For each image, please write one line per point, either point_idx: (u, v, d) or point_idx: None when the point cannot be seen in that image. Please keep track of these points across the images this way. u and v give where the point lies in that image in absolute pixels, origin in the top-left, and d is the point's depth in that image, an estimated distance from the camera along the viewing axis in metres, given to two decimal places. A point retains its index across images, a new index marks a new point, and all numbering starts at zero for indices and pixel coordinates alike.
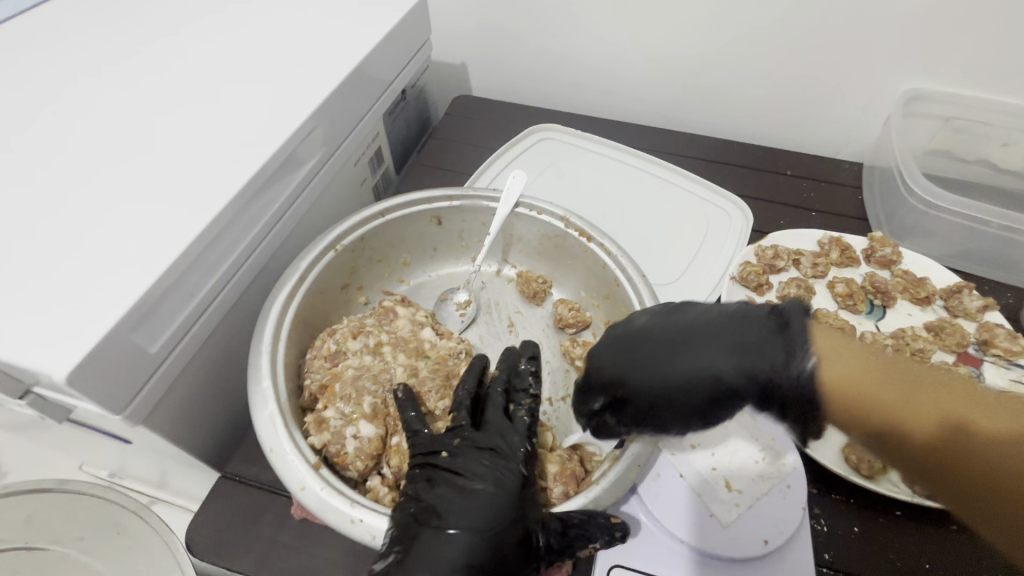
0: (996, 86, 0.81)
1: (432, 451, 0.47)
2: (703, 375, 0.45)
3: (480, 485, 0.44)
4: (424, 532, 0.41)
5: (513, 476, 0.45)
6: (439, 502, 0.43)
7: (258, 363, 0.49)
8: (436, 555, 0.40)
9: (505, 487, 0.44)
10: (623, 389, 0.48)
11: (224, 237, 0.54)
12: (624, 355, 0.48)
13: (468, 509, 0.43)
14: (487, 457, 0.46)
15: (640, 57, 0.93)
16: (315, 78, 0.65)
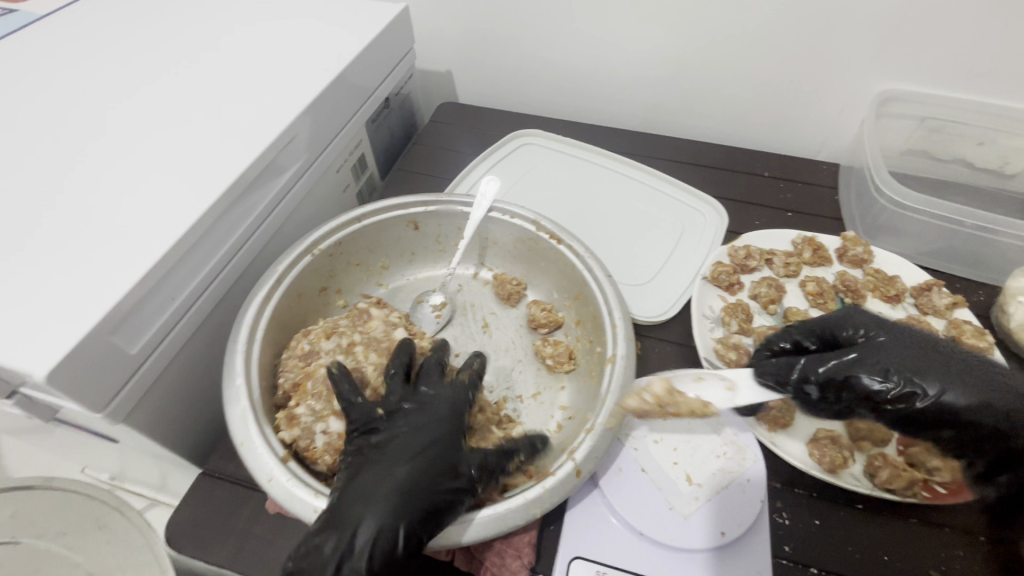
0: (966, 88, 0.82)
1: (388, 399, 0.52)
2: (931, 370, 0.52)
3: (403, 431, 0.48)
4: (364, 466, 0.46)
5: (445, 422, 0.50)
6: (379, 439, 0.48)
7: (232, 362, 0.51)
8: (373, 479, 0.45)
9: (430, 431, 0.48)
10: (893, 351, 0.54)
11: (203, 242, 0.56)
12: (884, 328, 0.57)
13: (400, 447, 0.47)
14: (420, 409, 0.50)
15: (619, 62, 0.95)
16: (299, 86, 0.68)
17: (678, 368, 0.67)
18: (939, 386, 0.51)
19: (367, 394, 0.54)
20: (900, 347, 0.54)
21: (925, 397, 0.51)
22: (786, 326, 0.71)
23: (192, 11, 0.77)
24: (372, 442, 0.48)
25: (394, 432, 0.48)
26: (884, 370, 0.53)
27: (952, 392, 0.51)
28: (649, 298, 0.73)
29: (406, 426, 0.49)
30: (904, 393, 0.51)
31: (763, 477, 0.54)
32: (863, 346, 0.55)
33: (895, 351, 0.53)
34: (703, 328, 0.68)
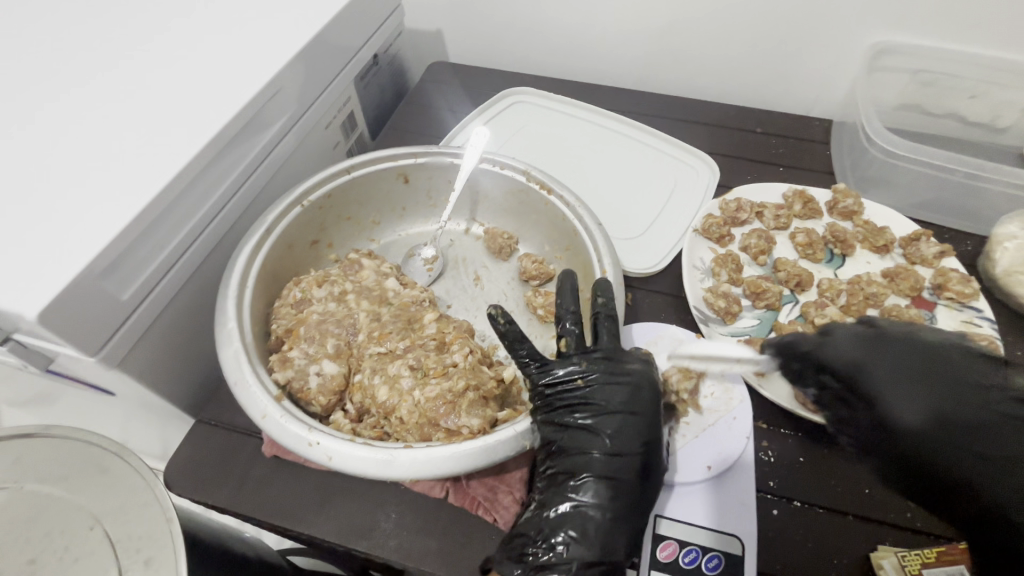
0: (960, 39, 0.81)
1: (567, 406, 0.51)
2: (969, 442, 0.41)
3: (632, 408, 0.50)
4: (571, 465, 0.49)
5: (650, 393, 0.52)
6: (574, 437, 0.50)
7: (223, 307, 0.52)
8: (580, 482, 0.48)
9: (651, 407, 0.51)
10: (894, 393, 0.43)
11: (191, 192, 0.56)
12: (875, 353, 0.45)
13: (596, 440, 0.50)
14: (609, 388, 0.51)
15: (610, 17, 0.93)
16: (283, 35, 0.66)
17: (667, 317, 0.68)
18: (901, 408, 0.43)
19: (360, 339, 0.54)
20: (893, 357, 0.45)
21: (970, 480, 0.41)
22: (775, 276, 0.71)
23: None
24: (569, 439, 0.50)
25: (591, 423, 0.50)
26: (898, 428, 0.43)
27: (1015, 485, 0.40)
28: (640, 251, 0.73)
29: (603, 416, 0.50)
30: (951, 480, 0.41)
31: (750, 416, 0.56)
32: (876, 394, 0.44)
33: (900, 372, 0.44)
34: (693, 278, 0.69)
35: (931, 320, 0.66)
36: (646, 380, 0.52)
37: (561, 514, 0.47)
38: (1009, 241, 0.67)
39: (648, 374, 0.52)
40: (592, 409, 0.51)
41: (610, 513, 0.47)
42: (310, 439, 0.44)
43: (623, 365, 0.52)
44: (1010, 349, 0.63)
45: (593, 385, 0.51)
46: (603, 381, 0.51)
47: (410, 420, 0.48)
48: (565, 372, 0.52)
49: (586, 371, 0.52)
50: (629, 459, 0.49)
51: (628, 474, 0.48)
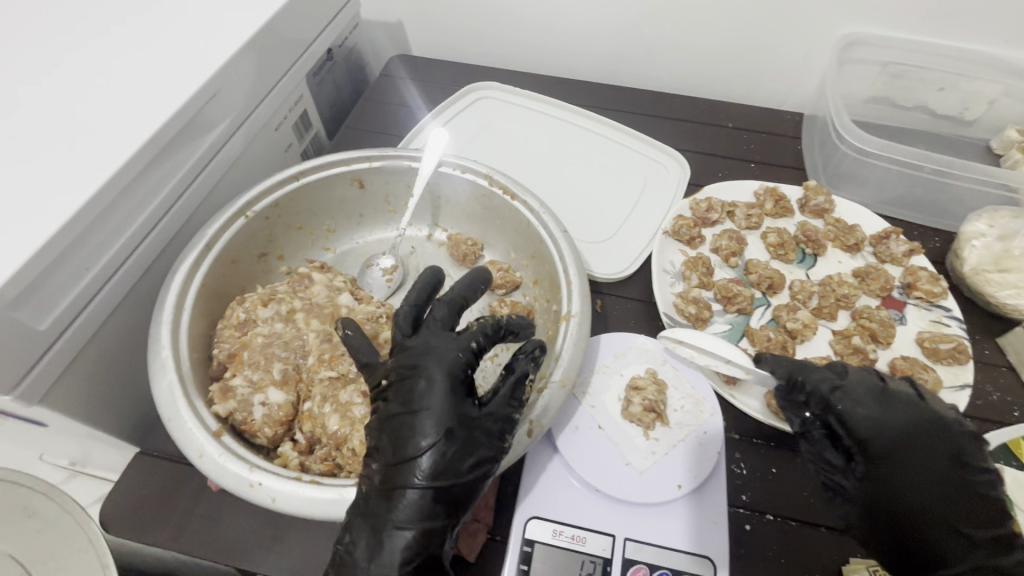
0: (929, 32, 0.80)
1: (394, 397, 0.44)
2: (938, 494, 0.45)
3: (432, 400, 0.42)
4: (395, 470, 0.41)
5: (448, 381, 0.43)
6: (395, 435, 0.42)
7: (157, 333, 0.48)
8: (400, 487, 0.40)
9: (445, 397, 0.43)
10: (871, 421, 0.48)
11: (120, 207, 0.51)
12: (881, 407, 0.49)
13: (412, 438, 0.41)
14: (411, 382, 0.43)
15: (576, 8, 0.89)
16: (223, 28, 0.61)
17: (638, 325, 0.65)
18: (872, 416, 0.48)
19: (309, 362, 0.51)
20: (874, 403, 0.49)
21: (931, 534, 0.44)
22: (746, 278, 0.70)
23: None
24: (391, 433, 0.42)
25: (406, 420, 0.42)
26: (887, 466, 0.47)
27: (962, 546, 0.43)
28: (610, 255, 0.71)
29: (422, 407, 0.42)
30: (915, 525, 0.44)
31: (720, 430, 0.54)
32: (868, 439, 0.48)
33: (879, 414, 0.48)
34: (663, 283, 0.67)
35: (900, 321, 0.66)
36: (436, 366, 0.44)
37: (383, 522, 0.39)
38: (976, 239, 0.67)
39: (441, 360, 0.44)
40: (401, 405, 0.43)
41: (428, 516, 0.40)
42: (253, 482, 0.41)
43: (432, 356, 0.45)
44: (977, 349, 0.63)
45: (390, 384, 0.44)
46: (397, 379, 0.44)
47: (362, 452, 0.45)
48: (372, 375, 0.46)
49: (387, 368, 0.45)
50: (444, 456, 0.41)
51: (444, 469, 0.41)
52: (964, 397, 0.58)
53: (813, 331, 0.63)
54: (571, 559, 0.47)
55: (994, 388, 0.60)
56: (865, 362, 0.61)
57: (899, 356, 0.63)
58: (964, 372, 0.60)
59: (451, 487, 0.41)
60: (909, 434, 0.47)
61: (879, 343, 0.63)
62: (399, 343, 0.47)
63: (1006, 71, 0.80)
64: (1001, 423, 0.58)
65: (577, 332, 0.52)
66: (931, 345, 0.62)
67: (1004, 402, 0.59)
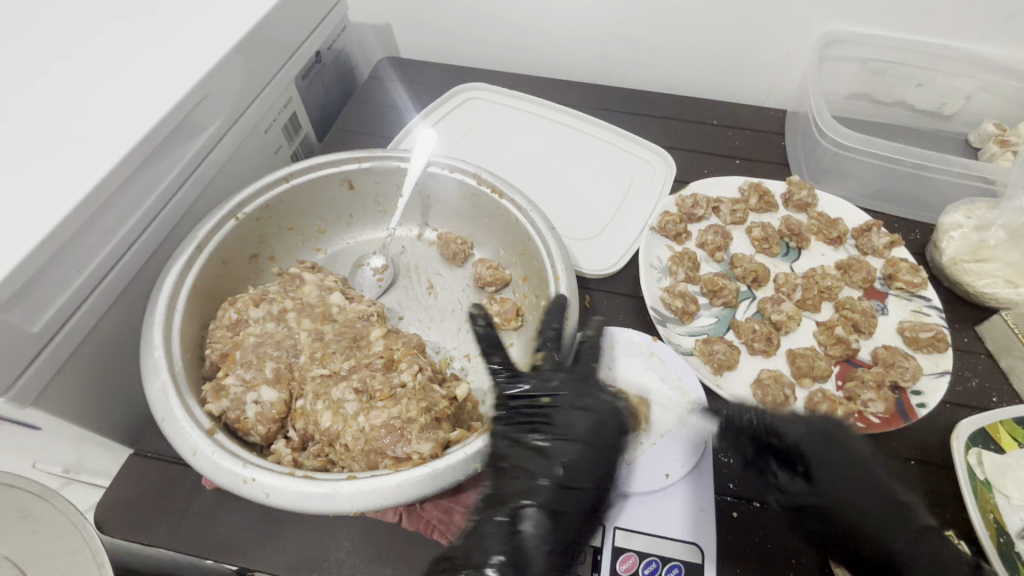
0: (906, 28, 0.81)
1: (534, 424, 0.52)
2: (876, 503, 0.48)
3: (594, 445, 0.51)
4: (534, 492, 0.48)
5: (600, 421, 0.52)
6: (533, 471, 0.49)
7: (150, 335, 0.48)
8: (528, 508, 0.47)
9: (597, 440, 0.52)
10: (796, 437, 0.50)
11: (110, 209, 0.51)
12: (795, 420, 0.50)
13: (553, 467, 0.50)
14: (580, 419, 0.52)
15: (562, 10, 0.90)
16: (211, 31, 0.61)
17: (627, 319, 0.66)
18: (809, 440, 0.50)
19: (302, 360, 0.52)
20: (791, 421, 0.50)
21: (870, 537, 0.47)
22: (731, 272, 0.71)
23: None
24: (531, 458, 0.50)
25: (549, 451, 0.51)
26: (832, 495, 0.48)
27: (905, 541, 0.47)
28: (598, 252, 0.72)
29: (565, 439, 0.51)
30: (865, 538, 0.47)
31: (707, 420, 0.55)
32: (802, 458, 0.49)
33: (800, 431, 0.50)
34: (651, 278, 0.68)
35: (882, 311, 0.67)
36: (612, 414, 0.53)
37: (518, 538, 0.46)
38: (954, 230, 0.68)
39: (620, 411, 0.54)
40: (549, 437, 0.51)
41: (568, 533, 0.47)
42: (247, 477, 0.41)
43: (578, 396, 0.54)
44: (956, 336, 0.65)
45: (557, 410, 0.53)
46: (569, 411, 0.53)
47: (354, 447, 0.46)
48: (540, 391, 0.54)
49: (554, 395, 0.54)
50: (581, 492, 0.49)
51: (587, 495, 0.49)
52: (944, 383, 0.59)
53: (798, 322, 0.65)
54: None
55: (973, 374, 0.62)
56: (848, 352, 0.62)
57: (881, 345, 0.64)
58: (943, 359, 0.61)
59: (580, 532, 0.47)
60: (823, 444, 0.49)
61: (861, 332, 0.65)
62: (556, 376, 0.55)
63: (982, 66, 0.82)
64: (980, 408, 0.59)
65: None
66: (912, 334, 0.63)
67: (982, 387, 0.61)
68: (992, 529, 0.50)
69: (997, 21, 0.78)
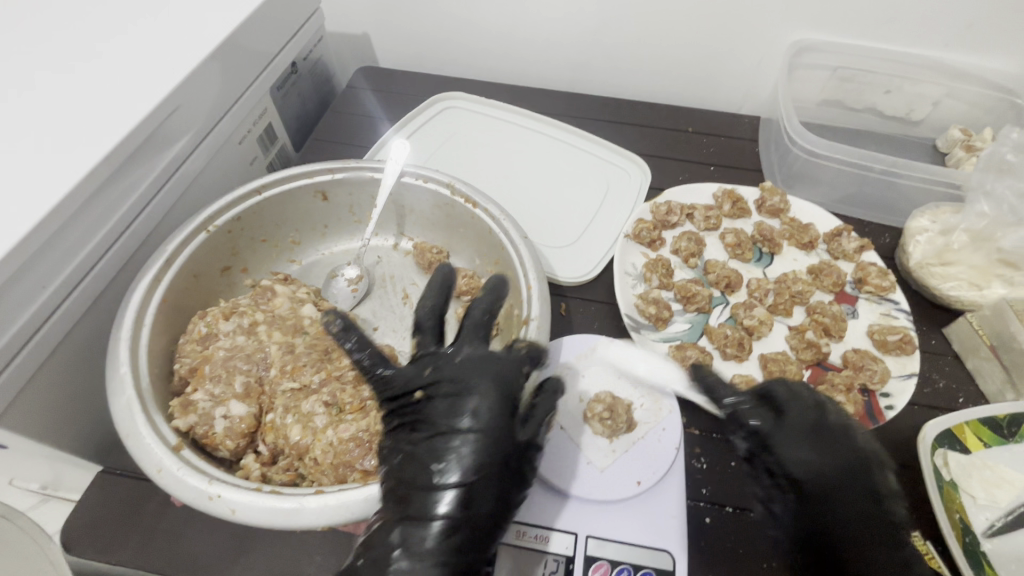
0: (874, 37, 0.83)
1: (414, 418, 0.45)
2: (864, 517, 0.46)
3: (479, 423, 0.43)
4: (416, 497, 0.41)
5: (497, 398, 0.44)
6: (415, 469, 0.43)
7: (116, 351, 0.47)
8: (428, 514, 0.41)
9: (496, 421, 0.44)
10: (801, 442, 0.48)
11: (77, 224, 0.51)
12: (816, 427, 0.49)
13: (439, 464, 0.42)
14: (460, 401, 0.44)
15: (537, 20, 0.91)
16: (181, 42, 0.61)
17: (601, 326, 0.67)
18: (812, 443, 0.48)
19: (272, 374, 0.51)
20: (801, 427, 0.49)
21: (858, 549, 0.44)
22: (705, 278, 0.72)
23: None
24: (411, 460, 0.43)
25: (432, 447, 0.43)
26: (830, 496, 0.46)
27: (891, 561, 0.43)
28: (574, 260, 0.72)
29: (448, 426, 0.44)
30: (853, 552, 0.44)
31: (678, 426, 0.56)
32: (806, 465, 0.47)
33: (814, 435, 0.48)
34: (625, 285, 0.68)
35: (852, 315, 0.68)
36: (495, 386, 0.45)
37: (406, 550, 0.40)
38: (921, 234, 0.70)
39: (501, 380, 0.45)
40: (427, 428, 0.44)
41: (462, 540, 0.41)
42: (214, 494, 0.41)
43: (467, 372, 0.46)
44: (924, 338, 0.66)
45: (432, 398, 0.45)
46: (444, 395, 0.45)
47: (324, 460, 0.46)
48: (411, 382, 0.47)
49: (428, 381, 0.46)
50: (479, 491, 0.42)
51: (477, 491, 0.42)
52: (912, 386, 0.60)
53: (769, 327, 0.66)
54: (534, 558, 0.48)
55: (940, 376, 0.63)
56: (818, 356, 0.63)
57: (851, 349, 0.65)
58: (911, 362, 0.62)
59: (474, 534, 0.41)
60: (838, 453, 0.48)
61: (832, 336, 0.66)
62: (444, 358, 0.47)
63: (948, 73, 0.84)
64: (946, 409, 0.60)
65: (535, 335, 0.53)
66: (882, 337, 0.64)
67: (949, 388, 0.62)
68: (958, 529, 0.51)
69: (960, 30, 0.80)
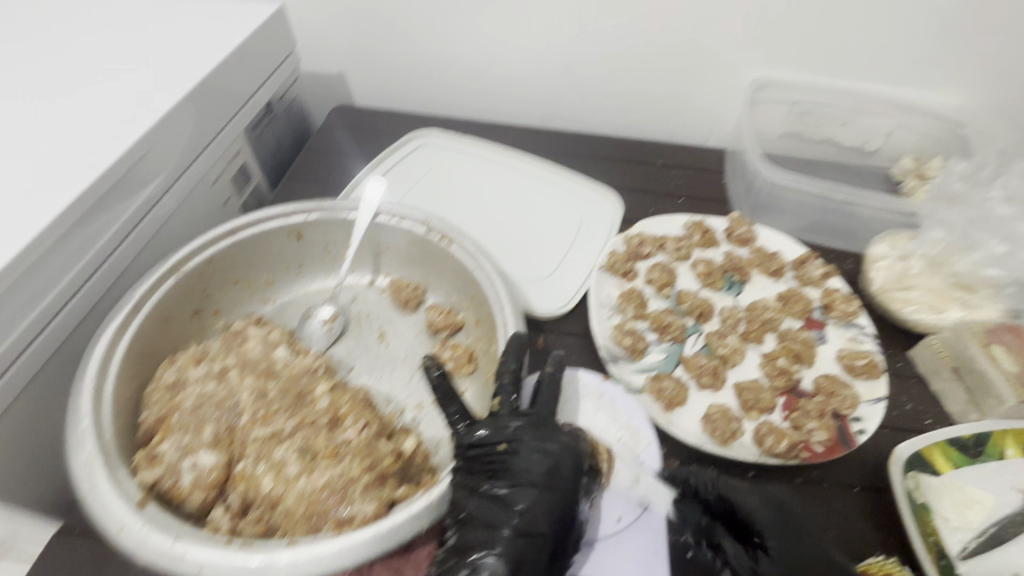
0: (826, 74, 0.88)
1: (490, 467, 0.50)
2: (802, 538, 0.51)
3: (553, 485, 0.49)
4: (486, 545, 0.46)
5: (574, 464, 0.50)
6: (489, 518, 0.47)
7: (78, 402, 0.46)
8: (486, 551, 0.46)
9: (567, 485, 0.49)
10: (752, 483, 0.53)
11: (42, 271, 0.50)
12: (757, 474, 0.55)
13: (511, 515, 0.47)
14: (532, 455, 0.50)
15: (506, 61, 0.94)
16: (157, 88, 0.62)
17: (579, 359, 0.67)
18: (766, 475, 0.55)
19: (243, 422, 0.50)
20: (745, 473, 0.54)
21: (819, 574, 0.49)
22: (678, 307, 0.73)
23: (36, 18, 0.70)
24: (484, 508, 0.48)
25: (507, 500, 0.48)
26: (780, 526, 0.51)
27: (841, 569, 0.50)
28: (549, 293, 0.73)
29: (522, 481, 0.49)
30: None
31: (656, 460, 0.57)
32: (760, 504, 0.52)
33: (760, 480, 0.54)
34: (600, 317, 0.69)
35: (822, 340, 0.70)
36: (571, 454, 0.50)
37: None
38: (881, 261, 0.73)
39: (574, 451, 0.51)
40: (506, 480, 0.49)
41: None
42: (174, 550, 0.40)
43: (544, 436, 0.51)
44: (891, 361, 0.68)
45: (515, 452, 0.50)
46: (527, 451, 0.50)
47: (296, 510, 0.44)
48: (496, 435, 0.51)
49: (512, 437, 0.51)
50: (541, 542, 0.46)
51: (541, 547, 0.46)
52: (881, 410, 0.61)
53: (742, 355, 0.67)
54: None
55: (908, 399, 0.65)
56: (790, 383, 0.64)
57: (822, 374, 0.66)
58: (879, 386, 0.64)
59: None
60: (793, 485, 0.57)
61: (802, 362, 0.67)
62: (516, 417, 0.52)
63: (898, 107, 0.89)
64: (915, 431, 0.62)
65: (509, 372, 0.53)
66: (850, 362, 0.66)
67: (917, 410, 0.64)
68: (934, 553, 0.51)
69: (905, 68, 0.85)
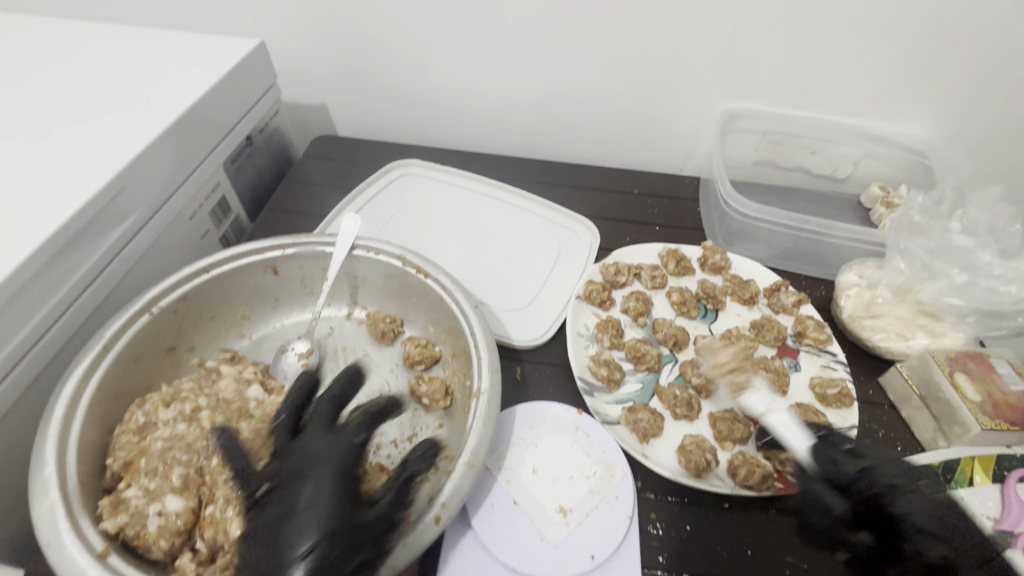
0: (796, 106, 0.91)
1: (258, 496, 0.45)
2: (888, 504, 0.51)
3: (317, 505, 0.43)
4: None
5: (332, 478, 0.45)
6: (278, 544, 0.41)
7: (42, 448, 0.45)
8: None
9: (334, 499, 0.44)
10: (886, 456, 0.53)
11: (9, 313, 0.49)
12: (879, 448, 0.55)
13: (293, 540, 0.41)
14: (302, 483, 0.44)
15: (487, 92, 0.96)
16: (134, 127, 0.62)
17: (556, 390, 0.68)
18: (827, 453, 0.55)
19: (212, 464, 0.50)
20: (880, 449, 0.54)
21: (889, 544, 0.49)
22: (655, 336, 0.74)
23: (14, 56, 0.70)
24: (260, 538, 0.42)
25: (280, 526, 0.42)
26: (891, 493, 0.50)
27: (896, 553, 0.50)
28: (527, 323, 0.73)
29: (287, 503, 0.43)
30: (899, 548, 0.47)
31: (630, 495, 0.56)
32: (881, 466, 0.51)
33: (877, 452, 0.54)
34: (577, 347, 0.70)
35: (795, 367, 0.71)
36: (331, 468, 0.46)
37: None
38: (851, 288, 0.75)
39: (335, 461, 0.46)
40: (281, 504, 0.43)
41: None
42: None
43: (319, 457, 0.46)
44: (862, 388, 0.69)
45: (274, 482, 0.45)
46: (285, 475, 0.45)
47: None
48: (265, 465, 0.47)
49: (275, 469, 0.46)
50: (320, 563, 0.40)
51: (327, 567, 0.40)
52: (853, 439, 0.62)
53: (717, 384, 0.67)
54: None
55: (880, 425, 0.66)
56: None
57: (795, 402, 0.67)
58: (850, 414, 0.65)
59: None
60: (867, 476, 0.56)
61: (776, 390, 0.68)
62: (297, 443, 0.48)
63: (865, 137, 0.92)
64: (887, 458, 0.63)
65: (483, 409, 0.53)
66: (822, 390, 0.67)
67: (888, 437, 0.65)
68: None
69: (870, 101, 0.88)
